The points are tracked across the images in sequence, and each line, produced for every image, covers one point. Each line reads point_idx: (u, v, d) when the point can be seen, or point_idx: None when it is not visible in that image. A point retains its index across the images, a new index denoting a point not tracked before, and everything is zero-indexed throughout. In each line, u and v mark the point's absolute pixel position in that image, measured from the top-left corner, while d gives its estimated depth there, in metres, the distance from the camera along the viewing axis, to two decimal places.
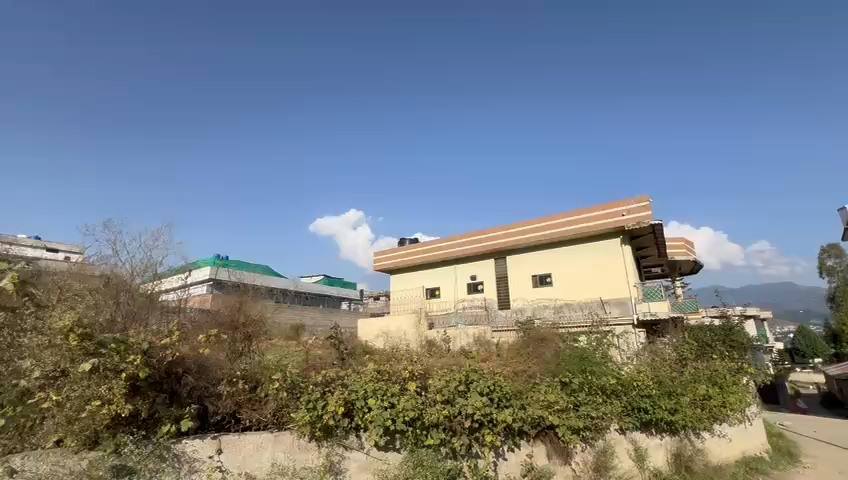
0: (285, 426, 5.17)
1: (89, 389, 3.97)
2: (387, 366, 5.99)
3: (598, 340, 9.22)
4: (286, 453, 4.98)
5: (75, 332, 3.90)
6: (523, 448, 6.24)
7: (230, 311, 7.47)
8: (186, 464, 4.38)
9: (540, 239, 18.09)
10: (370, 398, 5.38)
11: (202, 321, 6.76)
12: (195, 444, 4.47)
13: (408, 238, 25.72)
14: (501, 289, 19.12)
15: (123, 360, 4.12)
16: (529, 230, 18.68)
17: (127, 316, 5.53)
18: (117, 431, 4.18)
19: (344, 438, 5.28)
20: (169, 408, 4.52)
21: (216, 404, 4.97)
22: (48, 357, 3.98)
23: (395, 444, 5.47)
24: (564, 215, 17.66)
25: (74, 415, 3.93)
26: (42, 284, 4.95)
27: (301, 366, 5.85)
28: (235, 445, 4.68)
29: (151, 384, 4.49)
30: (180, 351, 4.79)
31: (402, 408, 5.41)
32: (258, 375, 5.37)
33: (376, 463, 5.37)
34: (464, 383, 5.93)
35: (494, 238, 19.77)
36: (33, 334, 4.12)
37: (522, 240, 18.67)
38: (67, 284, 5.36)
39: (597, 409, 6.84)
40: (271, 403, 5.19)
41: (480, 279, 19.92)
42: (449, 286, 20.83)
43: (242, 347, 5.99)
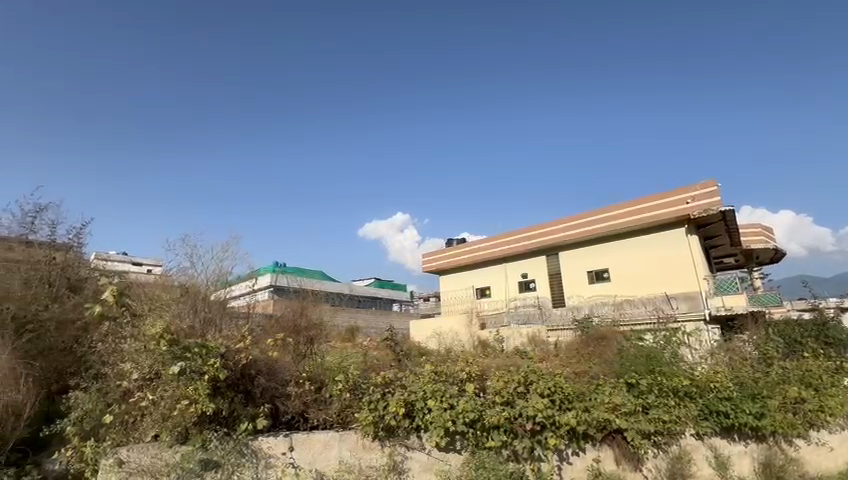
0: (349, 425, 5.37)
1: (180, 389, 4.38)
2: (444, 367, 6.04)
3: (666, 339, 8.61)
4: (352, 452, 5.16)
5: (164, 338, 4.36)
6: (589, 452, 5.97)
7: (292, 315, 7.91)
8: (262, 460, 4.69)
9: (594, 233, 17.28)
10: (429, 400, 5.44)
11: (269, 324, 7.20)
12: (269, 441, 4.77)
13: (455, 238, 25.68)
14: (554, 287, 18.46)
15: (207, 364, 4.48)
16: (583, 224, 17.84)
17: (205, 322, 6.01)
18: (203, 427, 4.52)
19: (406, 439, 5.37)
20: (246, 407, 4.88)
21: (286, 404, 5.28)
22: (145, 360, 4.45)
23: (456, 445, 5.49)
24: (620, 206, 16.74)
25: (168, 412, 4.34)
26: (135, 297, 5.54)
27: (361, 367, 6.05)
28: (305, 443, 4.93)
29: (230, 385, 4.85)
30: (254, 354, 5.11)
31: (462, 409, 5.40)
32: (323, 377, 5.60)
33: (438, 464, 5.41)
34: (523, 384, 5.82)
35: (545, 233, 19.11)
36: (131, 340, 4.63)
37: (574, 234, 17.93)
38: (155, 295, 5.94)
39: (670, 413, 6.36)
40: (335, 403, 5.41)
41: (532, 277, 19.37)
42: (499, 285, 20.49)
43: (305, 350, 6.29)
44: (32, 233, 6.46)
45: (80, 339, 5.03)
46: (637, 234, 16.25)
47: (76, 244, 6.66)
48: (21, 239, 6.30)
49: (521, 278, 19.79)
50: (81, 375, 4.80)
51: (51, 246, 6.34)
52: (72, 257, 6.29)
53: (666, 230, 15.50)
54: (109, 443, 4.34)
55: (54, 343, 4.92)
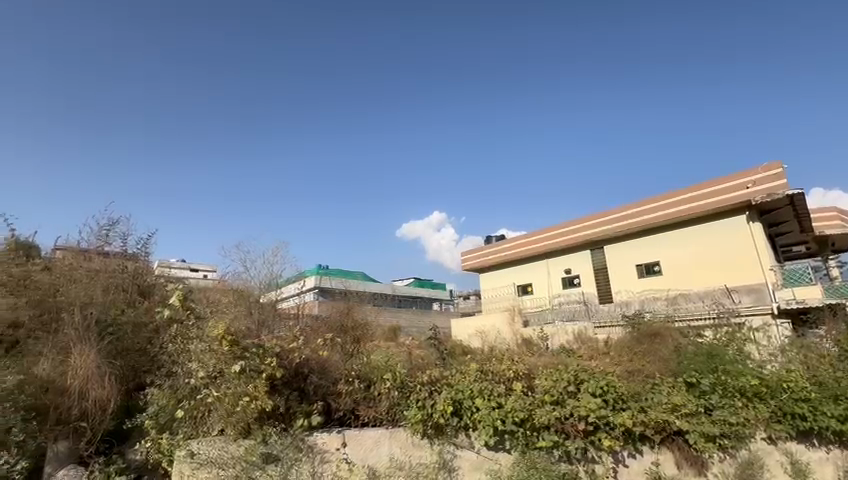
0: (398, 423, 5.46)
1: (242, 387, 4.65)
2: (489, 366, 5.99)
3: (728, 334, 8.02)
4: (402, 449, 5.24)
5: (226, 339, 4.70)
6: (646, 455, 5.68)
7: (338, 315, 8.17)
8: (318, 455, 4.87)
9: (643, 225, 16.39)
10: (477, 399, 5.41)
11: (317, 324, 7.47)
12: (324, 437, 4.96)
13: (494, 235, 25.35)
14: (600, 282, 17.71)
15: (264, 363, 4.79)
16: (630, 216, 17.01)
17: (260, 323, 6.35)
18: (263, 423, 4.78)
19: (455, 437, 5.38)
20: (300, 404, 5.12)
21: (337, 401, 5.46)
22: (209, 359, 4.78)
23: (505, 444, 5.42)
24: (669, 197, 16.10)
25: (232, 408, 4.62)
26: (198, 301, 5.97)
27: (406, 366, 6.15)
28: (357, 440, 5.08)
29: (286, 383, 5.14)
30: (306, 354, 5.37)
31: (510, 408, 5.34)
32: (370, 376, 5.74)
33: (488, 463, 5.38)
34: (573, 382, 5.65)
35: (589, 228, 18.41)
36: (197, 341, 4.99)
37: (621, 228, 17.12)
38: (215, 299, 6.37)
39: (737, 414, 5.92)
40: (384, 401, 5.53)
41: (576, 272, 18.72)
42: (542, 281, 19.97)
43: (353, 349, 6.47)
44: (107, 244, 7.10)
45: (153, 339, 5.47)
46: (690, 224, 15.28)
47: (143, 253, 7.24)
48: (98, 250, 6.94)
49: (564, 273, 19.16)
50: (155, 373, 5.22)
51: (121, 256, 6.91)
52: (140, 265, 6.84)
53: (723, 218, 14.41)
54: (182, 435, 4.68)
55: (130, 343, 5.36)
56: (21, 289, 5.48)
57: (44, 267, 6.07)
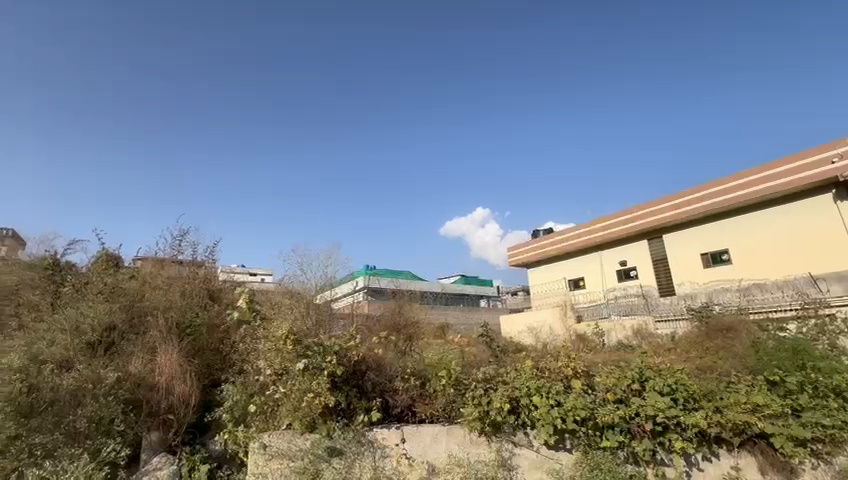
0: (455, 420, 5.48)
1: (305, 383, 4.92)
2: (545, 363, 5.84)
3: (817, 328, 7.20)
4: (460, 446, 5.27)
5: (290, 338, 5.04)
6: (724, 459, 5.25)
7: (390, 314, 8.37)
8: (379, 449, 5.02)
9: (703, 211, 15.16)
10: (534, 397, 5.28)
11: (370, 323, 7.67)
12: (383, 432, 5.11)
13: (541, 229, 24.65)
14: (660, 273, 16.66)
15: (325, 360, 5.03)
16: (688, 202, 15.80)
17: (319, 324, 6.67)
18: (327, 418, 5.00)
19: (512, 435, 5.32)
20: (360, 401, 5.30)
21: (394, 398, 5.59)
22: (276, 358, 5.09)
23: (565, 443, 5.29)
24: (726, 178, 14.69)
25: (298, 404, 4.89)
26: (264, 305, 6.42)
27: (460, 363, 6.18)
28: (416, 436, 5.18)
29: (346, 380, 5.34)
30: (363, 352, 5.58)
31: (571, 406, 5.16)
32: (425, 373, 5.91)
33: (548, 462, 5.27)
34: (637, 380, 5.35)
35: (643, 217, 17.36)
36: (264, 341, 5.35)
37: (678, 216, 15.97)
38: (278, 301, 6.78)
39: (832, 417, 5.29)
40: (441, 398, 5.58)
41: (632, 264, 17.75)
42: (595, 275, 19.13)
43: (406, 347, 6.59)
44: (179, 253, 7.76)
45: (225, 339, 5.99)
46: (761, 207, 13.91)
47: (210, 259, 7.83)
48: (171, 258, 7.58)
49: (619, 266, 18.25)
50: (228, 371, 5.65)
51: (192, 262, 7.50)
52: (208, 271, 7.41)
53: (803, 198, 12.90)
54: (255, 428, 5.00)
55: (206, 342, 5.89)
56: (114, 295, 6.08)
57: (129, 276, 6.75)
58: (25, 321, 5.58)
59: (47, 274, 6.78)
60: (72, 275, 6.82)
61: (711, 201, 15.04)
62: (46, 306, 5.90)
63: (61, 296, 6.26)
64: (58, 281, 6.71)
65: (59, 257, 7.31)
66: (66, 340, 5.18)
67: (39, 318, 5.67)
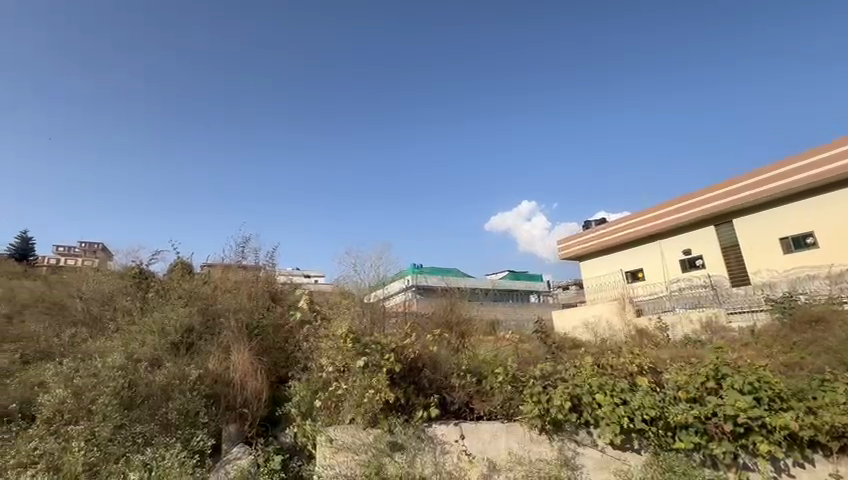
0: (514, 417, 5.41)
1: (366, 380, 5.11)
2: (607, 359, 5.62)
3: None
4: (520, 444, 5.19)
5: (349, 337, 5.31)
6: (821, 465, 4.69)
7: (443, 311, 8.45)
8: (439, 445, 5.08)
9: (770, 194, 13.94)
10: (597, 394, 5.08)
11: (424, 321, 7.78)
12: (442, 429, 5.17)
13: (593, 220, 23.57)
14: (732, 262, 15.30)
15: (384, 357, 5.20)
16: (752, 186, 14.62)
17: (375, 322, 6.90)
18: (388, 414, 5.14)
19: (575, 434, 5.15)
20: (418, 397, 5.42)
21: (451, 394, 5.64)
22: (336, 356, 5.37)
23: (633, 443, 5.03)
24: (797, 158, 13.45)
25: (360, 399, 5.09)
26: (325, 305, 6.82)
27: (517, 360, 6.11)
28: (474, 432, 5.18)
29: (404, 376, 5.49)
30: (419, 349, 5.70)
31: (638, 405, 4.91)
32: (481, 370, 5.92)
33: (615, 463, 5.04)
34: (713, 378, 4.95)
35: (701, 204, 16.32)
36: (325, 339, 5.69)
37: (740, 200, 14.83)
38: (337, 301, 7.11)
39: None
40: (498, 395, 5.54)
41: (698, 253, 16.48)
42: (655, 265, 17.99)
43: (460, 344, 6.63)
44: (244, 258, 8.33)
45: (289, 338, 6.36)
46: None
47: (272, 263, 8.34)
48: (237, 263, 8.15)
49: (683, 255, 17.00)
50: (294, 368, 5.99)
51: (256, 267, 8.03)
52: (271, 274, 7.89)
53: None
54: (322, 422, 5.19)
55: (273, 341, 6.30)
56: (192, 300, 6.71)
57: (202, 281, 7.34)
58: (120, 324, 6.23)
59: (135, 282, 7.56)
60: (156, 283, 7.57)
61: (778, 183, 13.82)
62: (136, 310, 6.57)
63: (148, 301, 6.96)
64: (144, 288, 7.47)
65: (143, 266, 8.14)
66: (154, 339, 5.75)
67: (131, 321, 6.31)
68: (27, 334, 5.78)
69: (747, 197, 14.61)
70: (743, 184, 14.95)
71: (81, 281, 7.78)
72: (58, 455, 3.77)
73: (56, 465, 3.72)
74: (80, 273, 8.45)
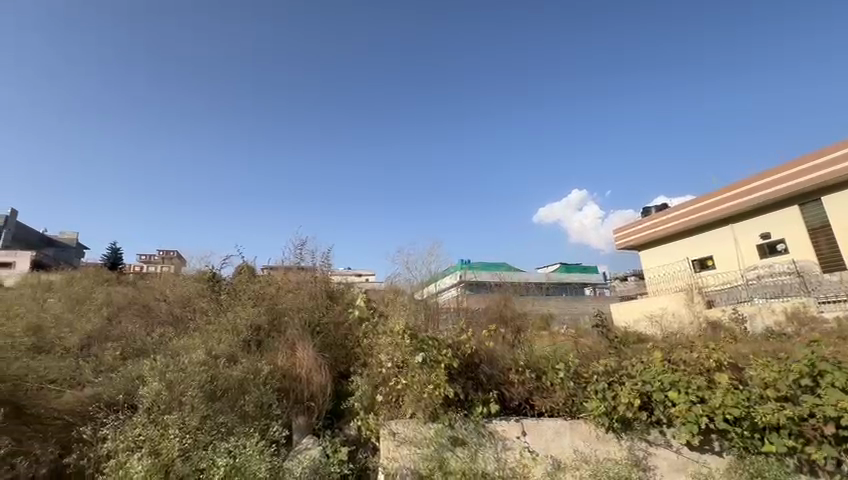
0: (577, 415, 5.23)
1: (425, 375, 5.21)
2: (678, 354, 5.25)
3: None
4: (585, 442, 5.01)
5: (407, 333, 5.45)
6: None
7: (496, 307, 8.30)
8: (500, 441, 5.03)
9: None
10: (670, 392, 4.76)
11: (478, 317, 7.72)
12: (503, 425, 5.11)
13: (653, 205, 22.01)
14: (822, 245, 13.59)
15: (441, 353, 5.33)
16: (834, 161, 13.02)
17: (428, 318, 6.95)
18: (448, 410, 5.20)
19: (646, 433, 4.86)
20: (477, 393, 5.44)
21: (510, 390, 5.57)
22: (394, 352, 5.51)
23: (713, 444, 4.69)
24: None
25: (419, 395, 5.18)
26: (381, 302, 7.02)
27: (577, 355, 5.85)
28: (536, 429, 5.08)
29: (461, 372, 5.52)
30: (475, 345, 5.69)
31: (718, 404, 4.54)
32: (540, 366, 5.70)
33: (693, 465, 4.71)
34: (809, 375, 4.42)
35: (774, 183, 14.84)
36: (383, 335, 5.88)
37: (819, 178, 13.33)
38: (392, 299, 7.26)
39: None
40: (560, 391, 5.37)
41: (779, 237, 14.87)
42: (728, 252, 16.50)
43: (516, 340, 6.50)
44: (302, 260, 8.72)
45: (348, 335, 6.61)
46: None
47: (327, 264, 8.64)
48: (296, 265, 8.56)
49: (760, 240, 15.42)
50: (354, 364, 6.23)
51: (312, 268, 8.37)
52: (327, 274, 8.22)
53: None
54: (384, 416, 5.36)
55: (333, 338, 6.64)
56: (259, 301, 7.18)
57: (267, 282, 7.84)
58: (199, 323, 6.83)
59: (210, 285, 8.27)
60: (226, 286, 8.18)
61: None
62: (212, 311, 7.18)
63: (221, 303, 7.56)
64: (217, 290, 8.14)
65: (215, 270, 8.87)
66: (229, 337, 6.17)
67: (208, 320, 6.89)
68: (124, 333, 6.54)
69: (815, 180, 13.42)
70: (823, 159, 13.36)
71: (165, 285, 8.65)
72: (157, 441, 4.05)
73: (157, 450, 3.98)
74: (164, 278, 9.39)
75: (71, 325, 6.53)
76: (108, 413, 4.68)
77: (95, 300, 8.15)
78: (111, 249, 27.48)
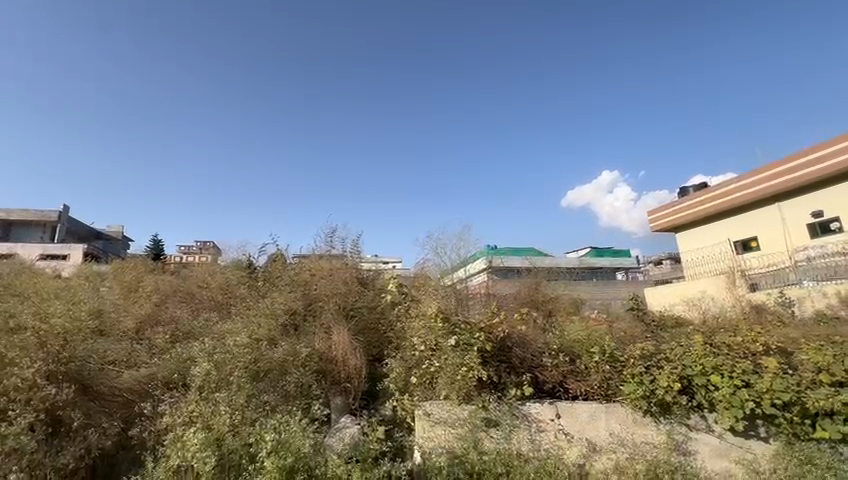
0: (614, 398, 5.18)
1: (458, 358, 5.32)
2: (721, 338, 5.07)
3: None
4: (622, 426, 4.94)
5: (439, 316, 5.64)
6: None
7: (527, 292, 8.21)
8: (534, 423, 5.05)
9: None
10: (712, 376, 4.63)
11: (509, 301, 7.68)
12: (537, 407, 5.14)
13: (691, 185, 20.94)
14: None
15: (473, 337, 5.46)
16: None
17: (458, 302, 6.99)
18: (481, 392, 5.28)
19: (686, 418, 4.75)
20: (510, 376, 5.49)
21: (544, 373, 5.55)
22: (428, 336, 5.65)
23: (758, 430, 4.53)
24: None
25: (453, 377, 5.27)
26: (412, 287, 7.13)
27: (613, 339, 5.77)
28: (571, 412, 5.07)
29: (494, 355, 5.58)
30: (507, 328, 5.78)
31: (766, 388, 4.36)
32: (574, 349, 5.68)
33: (736, 451, 4.58)
34: None
35: (821, 158, 13.93)
36: (417, 318, 6.06)
37: None
38: (422, 284, 7.32)
39: None
40: (594, 375, 5.31)
41: (832, 215, 13.92)
42: (774, 232, 15.60)
43: (548, 324, 6.45)
44: (332, 247, 8.83)
45: (381, 318, 6.83)
46: None
47: (357, 250, 8.69)
48: (327, 252, 8.65)
49: (811, 219, 14.49)
50: (388, 348, 6.40)
51: (343, 255, 8.46)
52: (358, 261, 8.35)
53: None
54: (418, 397, 5.47)
55: (367, 321, 6.83)
56: (294, 287, 7.44)
57: (300, 269, 8.08)
58: (239, 308, 7.16)
59: (247, 274, 8.58)
60: (262, 274, 8.46)
61: None
62: (251, 297, 7.48)
63: (259, 290, 7.87)
64: (255, 277, 8.50)
65: (252, 258, 9.22)
66: (269, 320, 6.45)
67: (247, 306, 7.20)
68: (173, 318, 6.96)
69: None
70: None
71: (206, 273, 9.05)
72: (209, 417, 4.35)
73: (209, 425, 4.27)
74: (204, 267, 9.85)
75: (126, 309, 7.03)
76: (165, 390, 5.05)
77: (144, 287, 8.67)
78: (153, 241, 28.92)
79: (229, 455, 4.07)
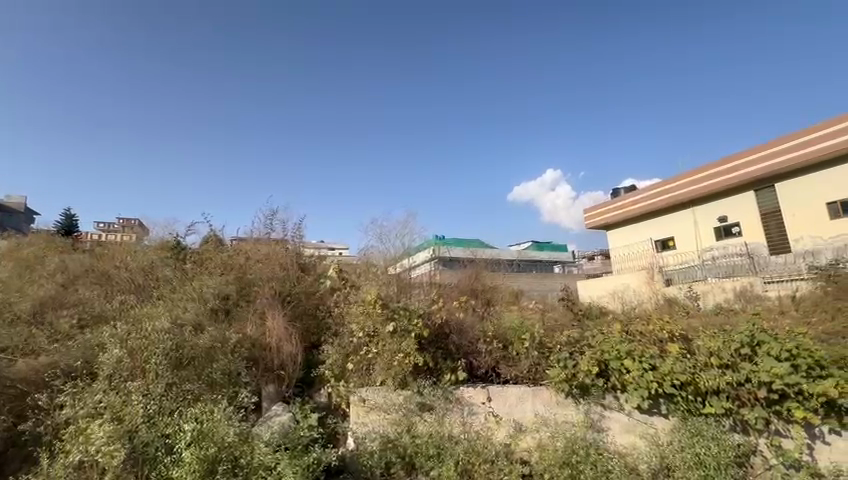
0: (540, 382, 5.52)
1: (396, 344, 5.41)
2: (635, 327, 5.59)
3: None
4: (546, 407, 5.31)
5: (378, 302, 5.67)
6: None
7: (467, 283, 8.42)
8: (467, 406, 5.26)
9: (798, 162, 13.62)
10: (625, 360, 5.09)
11: (450, 290, 7.87)
12: (470, 391, 5.34)
13: (624, 188, 22.71)
14: (772, 228, 14.65)
15: (412, 323, 5.52)
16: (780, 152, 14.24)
17: (400, 290, 6.98)
18: (417, 377, 5.38)
19: (602, 399, 5.20)
20: (446, 362, 5.66)
21: (478, 359, 5.82)
22: (367, 322, 5.64)
23: (660, 408, 5.06)
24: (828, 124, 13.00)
25: (390, 362, 5.35)
26: (353, 274, 7.16)
27: (543, 327, 6.15)
28: (501, 395, 5.34)
29: (431, 341, 5.75)
30: (445, 315, 5.96)
31: (668, 371, 4.89)
32: (507, 336, 6.00)
33: (641, 427, 5.09)
34: (748, 345, 4.79)
35: (728, 170, 15.90)
36: (357, 304, 6.03)
37: (768, 167, 14.50)
38: (365, 271, 7.22)
39: None
40: (524, 360, 5.66)
41: (734, 221, 15.86)
42: (687, 233, 17.45)
43: (484, 312, 6.72)
44: (272, 231, 8.40)
45: (320, 305, 6.68)
46: None
47: (298, 234, 8.37)
48: (265, 235, 8.23)
49: (718, 223, 16.39)
50: (325, 334, 6.30)
51: (282, 238, 8.07)
52: (299, 246, 8.03)
53: None
54: (354, 383, 5.44)
55: (305, 307, 6.64)
56: (228, 271, 7.04)
57: (235, 253, 7.60)
58: (162, 290, 6.61)
59: (174, 256, 7.90)
60: (192, 257, 7.86)
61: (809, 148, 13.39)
62: (176, 280, 6.93)
63: (186, 272, 7.30)
64: (183, 259, 7.89)
65: (180, 239, 8.54)
66: (196, 305, 5.96)
67: (172, 289, 6.63)
68: (82, 300, 6.25)
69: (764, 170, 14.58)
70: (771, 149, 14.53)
71: (125, 253, 8.19)
72: (119, 407, 3.99)
73: (119, 416, 3.92)
74: (122, 247, 8.91)
75: (20, 290, 6.16)
76: (66, 379, 4.56)
77: (47, 267, 7.65)
78: (65, 216, 25.68)
79: (143, 448, 3.76)
